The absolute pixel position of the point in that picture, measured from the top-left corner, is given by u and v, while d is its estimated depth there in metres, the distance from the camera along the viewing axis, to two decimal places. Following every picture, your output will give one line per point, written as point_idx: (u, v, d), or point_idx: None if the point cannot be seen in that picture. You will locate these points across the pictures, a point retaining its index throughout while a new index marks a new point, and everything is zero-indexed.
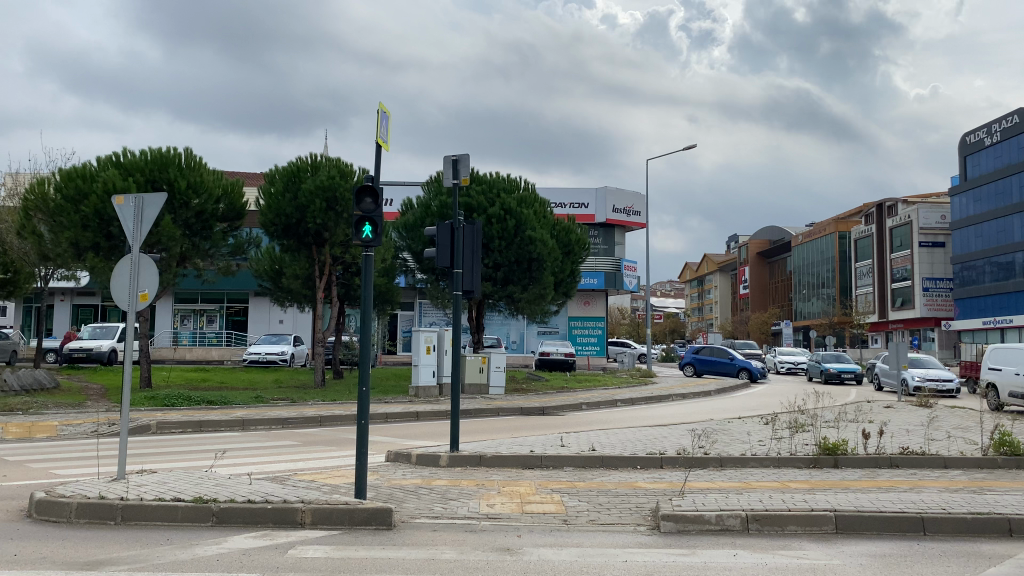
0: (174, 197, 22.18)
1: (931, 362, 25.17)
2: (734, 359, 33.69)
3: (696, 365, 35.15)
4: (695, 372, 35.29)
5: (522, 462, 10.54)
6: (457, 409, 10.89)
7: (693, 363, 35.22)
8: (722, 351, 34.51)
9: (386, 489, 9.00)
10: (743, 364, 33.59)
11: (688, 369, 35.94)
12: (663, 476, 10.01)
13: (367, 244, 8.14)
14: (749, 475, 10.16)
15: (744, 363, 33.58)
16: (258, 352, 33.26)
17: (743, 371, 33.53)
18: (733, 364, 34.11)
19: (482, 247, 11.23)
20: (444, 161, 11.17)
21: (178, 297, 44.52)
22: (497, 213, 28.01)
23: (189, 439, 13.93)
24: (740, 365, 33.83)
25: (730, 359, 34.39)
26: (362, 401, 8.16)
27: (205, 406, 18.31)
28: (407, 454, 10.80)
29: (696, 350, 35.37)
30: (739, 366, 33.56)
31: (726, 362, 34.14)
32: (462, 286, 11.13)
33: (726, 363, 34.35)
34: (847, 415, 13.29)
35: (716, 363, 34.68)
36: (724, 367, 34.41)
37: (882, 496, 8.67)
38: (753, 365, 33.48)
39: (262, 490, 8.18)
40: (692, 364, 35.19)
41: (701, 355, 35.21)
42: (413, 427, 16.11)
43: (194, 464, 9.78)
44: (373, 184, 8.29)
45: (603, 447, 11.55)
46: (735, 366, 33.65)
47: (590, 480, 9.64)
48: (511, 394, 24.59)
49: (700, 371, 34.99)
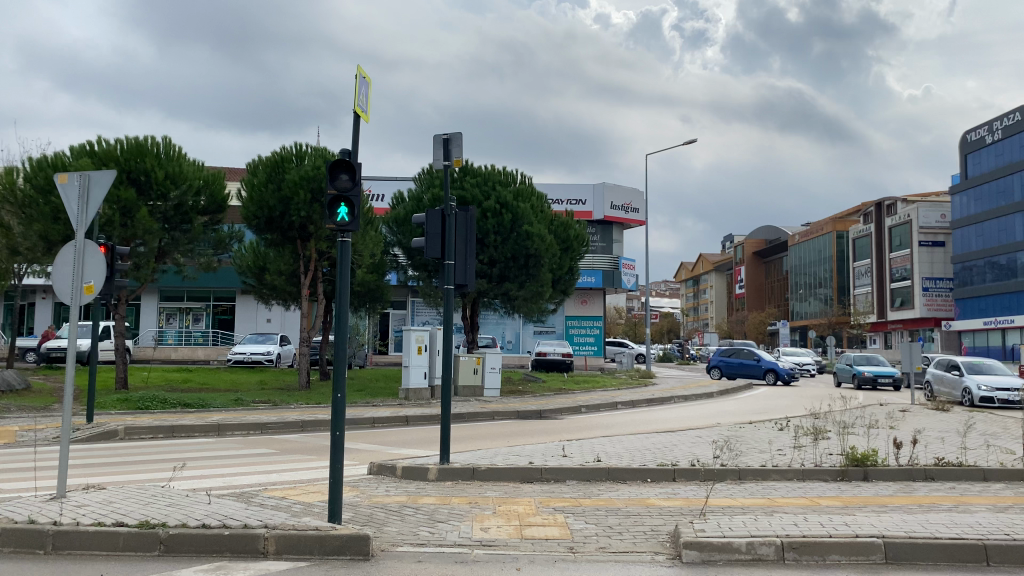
0: (151, 188, 21.05)
1: (995, 368, 22.34)
2: (759, 362, 32.32)
3: (721, 369, 33.87)
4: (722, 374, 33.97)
5: (520, 475, 9.46)
6: (448, 415, 9.73)
7: (718, 364, 34.01)
8: (746, 351, 33.12)
9: (366, 508, 7.90)
10: (769, 364, 32.19)
11: (715, 373, 34.61)
12: (679, 492, 8.93)
13: (343, 228, 7.06)
14: (772, 492, 9.11)
15: (770, 363, 32.19)
16: (243, 352, 32.13)
17: (770, 372, 32.16)
18: (759, 365, 32.66)
19: (475, 237, 10.13)
20: (434, 141, 10.02)
21: (164, 294, 43.28)
22: (492, 206, 26.88)
23: (156, 448, 12.79)
24: (767, 366, 32.39)
25: (756, 360, 32.94)
26: (337, 407, 7.09)
27: (182, 409, 17.23)
28: (391, 466, 9.68)
29: (721, 351, 33.96)
30: (767, 367, 32.15)
31: (752, 363, 32.73)
32: (454, 279, 10.01)
33: (752, 364, 32.94)
34: (872, 422, 12.25)
35: (741, 364, 33.33)
36: (750, 369, 33.01)
37: (933, 516, 7.60)
38: (779, 365, 32.09)
39: (223, 512, 7.07)
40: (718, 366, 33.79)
41: (728, 358, 33.80)
42: (401, 433, 15.03)
43: (152, 478, 8.67)
44: (350, 158, 7.22)
45: (609, 457, 10.49)
46: (760, 367, 32.34)
47: (596, 497, 8.56)
48: (507, 396, 23.54)
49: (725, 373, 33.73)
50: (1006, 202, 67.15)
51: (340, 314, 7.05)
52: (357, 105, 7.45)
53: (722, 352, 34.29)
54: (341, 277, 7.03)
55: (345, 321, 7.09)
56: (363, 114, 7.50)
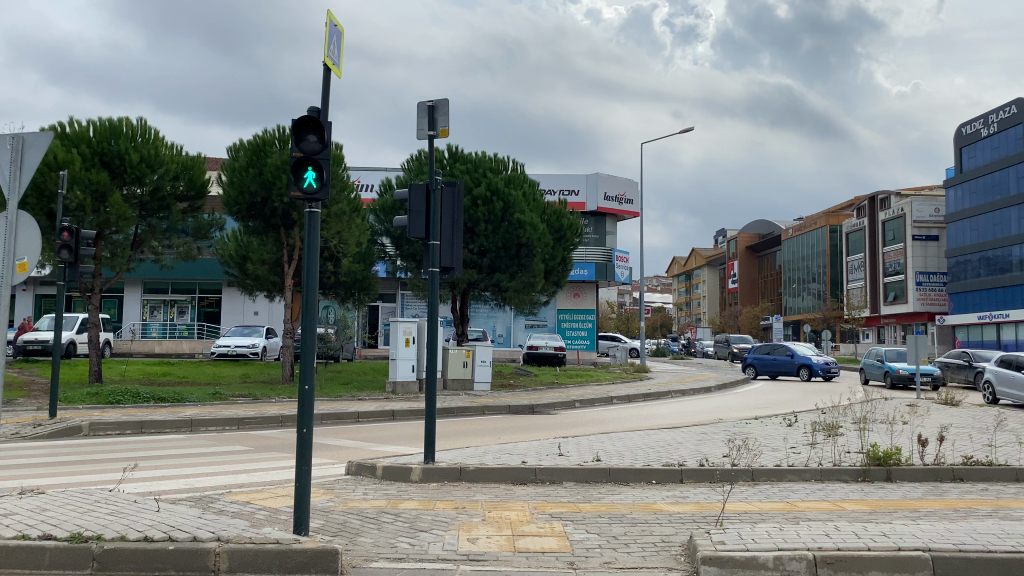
0: (126, 171, 20.07)
1: None
2: (793, 356, 30.58)
3: (756, 368, 32.04)
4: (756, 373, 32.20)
5: (512, 475, 8.59)
6: (433, 409, 8.82)
7: (752, 363, 32.39)
8: (779, 347, 31.48)
9: (339, 515, 7.01)
10: (802, 360, 30.57)
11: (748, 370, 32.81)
12: (689, 496, 8.07)
13: (310, 196, 6.16)
14: (790, 496, 8.28)
15: (805, 360, 30.56)
16: (227, 345, 31.26)
17: (803, 367, 30.71)
18: (792, 361, 31.20)
19: (463, 215, 9.21)
20: (419, 108, 9.06)
21: (147, 287, 42.26)
22: (483, 194, 26.09)
23: (120, 445, 11.87)
24: (801, 361, 30.99)
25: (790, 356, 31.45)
26: (303, 403, 6.21)
27: (154, 404, 16.28)
28: (371, 466, 8.77)
29: (754, 349, 32.23)
30: (801, 362, 30.72)
31: (786, 359, 31.15)
32: (439, 260, 9.07)
33: (785, 361, 31.35)
34: (890, 418, 11.41)
35: (774, 362, 31.72)
36: (784, 365, 31.47)
37: (979, 524, 6.74)
38: (814, 361, 30.57)
39: (172, 522, 6.17)
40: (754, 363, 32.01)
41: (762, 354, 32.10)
42: (387, 429, 14.20)
43: (99, 481, 7.75)
44: (319, 117, 6.32)
45: (609, 455, 9.61)
46: (794, 363, 30.86)
47: (596, 502, 7.68)
48: (497, 391, 22.67)
49: (760, 371, 32.01)
50: (1001, 195, 66.50)
51: (307, 302, 6.17)
52: (329, 57, 6.53)
53: (756, 352, 32.82)
54: (308, 257, 6.15)
55: (312, 309, 6.22)
56: (335, 68, 6.57)
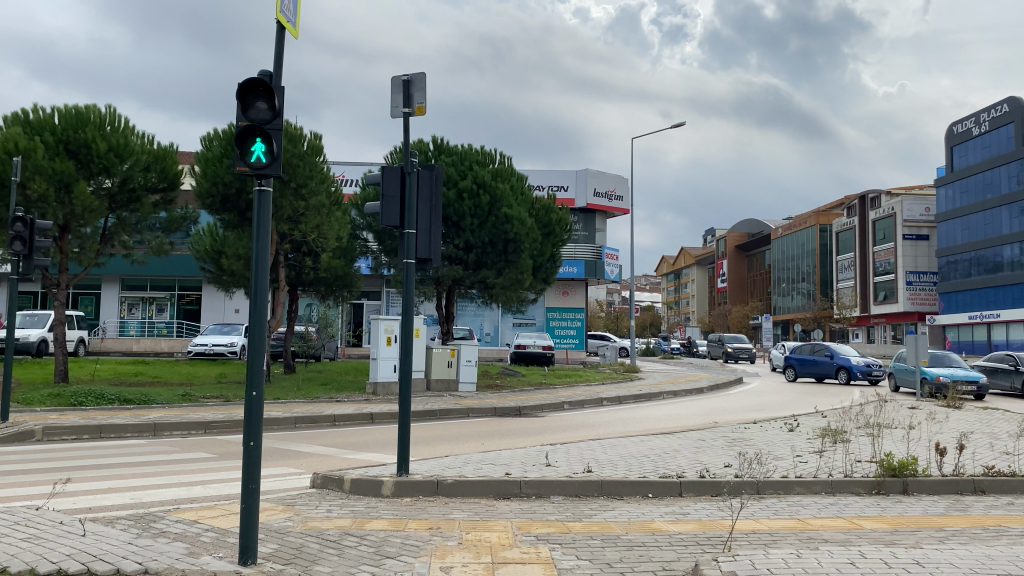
0: (93, 161, 19.09)
1: None
2: (830, 356, 27.69)
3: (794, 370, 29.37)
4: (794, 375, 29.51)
5: (495, 489, 7.76)
6: (406, 415, 7.97)
7: (792, 364, 29.68)
8: (819, 347, 28.72)
9: (296, 538, 6.18)
10: (841, 361, 27.52)
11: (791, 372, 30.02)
12: (690, 513, 7.27)
13: (259, 171, 5.33)
14: (801, 513, 7.50)
15: (844, 361, 27.52)
16: (205, 344, 30.31)
17: (841, 369, 27.63)
18: (832, 362, 28.08)
19: (442, 200, 8.34)
20: (393, 83, 8.20)
21: (125, 284, 41.25)
22: (469, 187, 25.23)
23: (71, 451, 11.00)
24: (841, 362, 27.75)
25: (830, 357, 28.31)
26: (252, 409, 5.40)
27: (119, 406, 15.37)
28: (338, 479, 7.94)
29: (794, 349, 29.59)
30: (839, 364, 27.54)
31: (824, 359, 28.25)
32: (416, 252, 8.19)
33: (825, 360, 28.62)
34: (903, 426, 10.62)
35: (813, 361, 28.97)
36: (824, 367, 28.41)
37: (1016, 548, 5.97)
38: (853, 362, 27.42)
39: (95, 550, 5.27)
40: (792, 364, 29.46)
41: (801, 355, 29.36)
42: (363, 433, 13.36)
43: (27, 497, 6.87)
44: (270, 81, 5.50)
45: (599, 466, 8.81)
46: (832, 365, 27.72)
47: (588, 520, 6.88)
48: (484, 392, 21.86)
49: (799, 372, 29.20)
50: (993, 194, 66.05)
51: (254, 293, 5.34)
52: (283, 14, 5.69)
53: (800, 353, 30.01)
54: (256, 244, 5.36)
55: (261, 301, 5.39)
56: (290, 27, 5.76)
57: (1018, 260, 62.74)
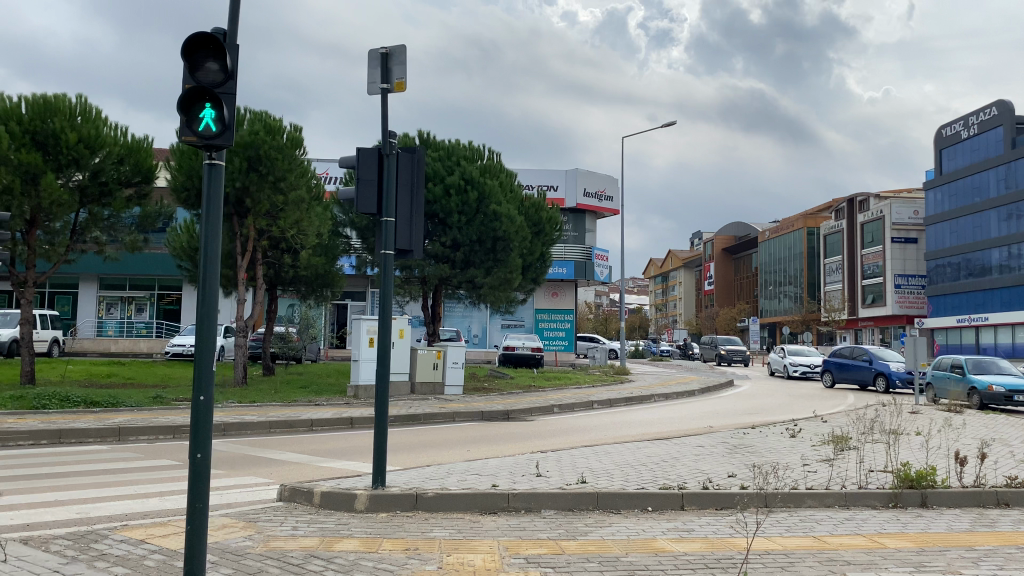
0: (62, 153, 18.28)
1: None
2: (868, 363, 25.08)
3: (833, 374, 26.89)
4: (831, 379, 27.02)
5: (479, 502, 7.06)
6: (383, 421, 7.24)
7: (829, 368, 27.16)
8: (858, 351, 26.09)
9: (255, 561, 5.45)
10: (880, 368, 24.95)
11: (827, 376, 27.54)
12: (695, 531, 6.57)
13: (210, 143, 4.63)
14: (816, 529, 6.82)
15: (884, 368, 24.92)
16: (182, 344, 29.46)
17: (880, 376, 25.07)
18: (871, 367, 25.36)
19: (423, 185, 7.64)
20: (370, 56, 7.51)
21: (103, 284, 40.32)
22: (457, 183, 24.52)
23: (24, 458, 10.21)
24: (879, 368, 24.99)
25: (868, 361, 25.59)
26: (199, 417, 4.69)
27: (83, 410, 14.58)
28: (307, 491, 7.22)
29: (833, 351, 27.09)
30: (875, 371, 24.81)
31: (861, 365, 25.70)
32: (396, 242, 7.48)
33: (864, 366, 25.91)
34: (917, 435, 9.95)
35: (852, 367, 26.37)
36: (862, 372, 25.75)
37: None
38: (893, 369, 24.65)
39: None
40: (828, 368, 27.02)
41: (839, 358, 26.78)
42: (341, 439, 12.63)
43: None
44: (224, 39, 4.81)
45: (594, 476, 8.11)
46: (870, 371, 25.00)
47: (583, 539, 6.18)
48: (470, 395, 21.18)
49: (836, 378, 26.71)
50: (981, 198, 65.91)
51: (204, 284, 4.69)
52: None
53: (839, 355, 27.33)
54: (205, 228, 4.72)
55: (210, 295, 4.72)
56: None
57: (1006, 263, 62.51)
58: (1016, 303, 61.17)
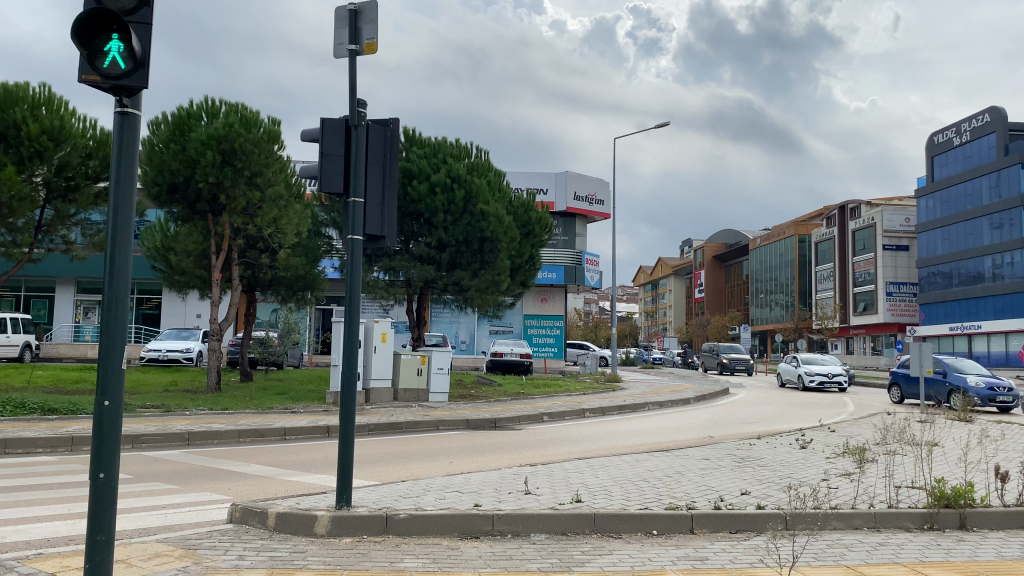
0: (25, 145, 17.24)
1: None
2: (939, 374, 21.76)
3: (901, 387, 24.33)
4: (900, 394, 24.41)
5: (460, 526, 6.12)
6: (349, 431, 6.26)
7: (898, 382, 24.54)
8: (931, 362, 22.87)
9: None
10: (955, 382, 21.34)
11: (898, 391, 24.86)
12: (711, 559, 5.65)
13: (125, 83, 3.73)
14: (848, 556, 5.92)
15: (958, 382, 21.26)
16: (158, 349, 28.48)
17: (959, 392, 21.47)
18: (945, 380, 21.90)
19: (397, 162, 6.75)
20: (337, 14, 6.56)
21: (80, 287, 39.18)
22: (442, 181, 23.62)
23: None
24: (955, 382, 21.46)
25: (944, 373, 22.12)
26: (104, 428, 3.75)
27: (38, 417, 13.59)
28: (261, 512, 6.27)
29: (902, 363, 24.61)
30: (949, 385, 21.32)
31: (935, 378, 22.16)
32: (363, 226, 6.51)
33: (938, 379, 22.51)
34: (946, 452, 9.04)
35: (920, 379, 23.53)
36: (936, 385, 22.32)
37: None
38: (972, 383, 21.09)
39: None
40: (898, 380, 24.41)
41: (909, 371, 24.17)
42: (311, 449, 11.69)
43: None
44: None
45: (590, 494, 7.18)
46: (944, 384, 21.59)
47: (580, 571, 5.26)
48: (455, 402, 20.28)
49: (904, 393, 24.07)
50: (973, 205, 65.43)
51: (111, 278, 3.75)
52: None
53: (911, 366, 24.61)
54: (114, 204, 3.78)
55: (120, 287, 3.79)
56: None
57: (999, 271, 62.00)
58: (1008, 311, 60.63)
